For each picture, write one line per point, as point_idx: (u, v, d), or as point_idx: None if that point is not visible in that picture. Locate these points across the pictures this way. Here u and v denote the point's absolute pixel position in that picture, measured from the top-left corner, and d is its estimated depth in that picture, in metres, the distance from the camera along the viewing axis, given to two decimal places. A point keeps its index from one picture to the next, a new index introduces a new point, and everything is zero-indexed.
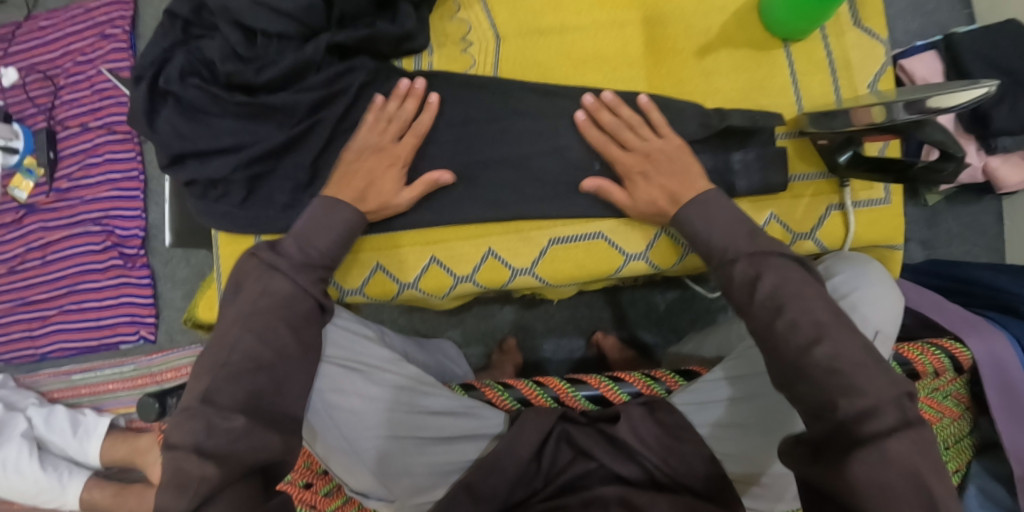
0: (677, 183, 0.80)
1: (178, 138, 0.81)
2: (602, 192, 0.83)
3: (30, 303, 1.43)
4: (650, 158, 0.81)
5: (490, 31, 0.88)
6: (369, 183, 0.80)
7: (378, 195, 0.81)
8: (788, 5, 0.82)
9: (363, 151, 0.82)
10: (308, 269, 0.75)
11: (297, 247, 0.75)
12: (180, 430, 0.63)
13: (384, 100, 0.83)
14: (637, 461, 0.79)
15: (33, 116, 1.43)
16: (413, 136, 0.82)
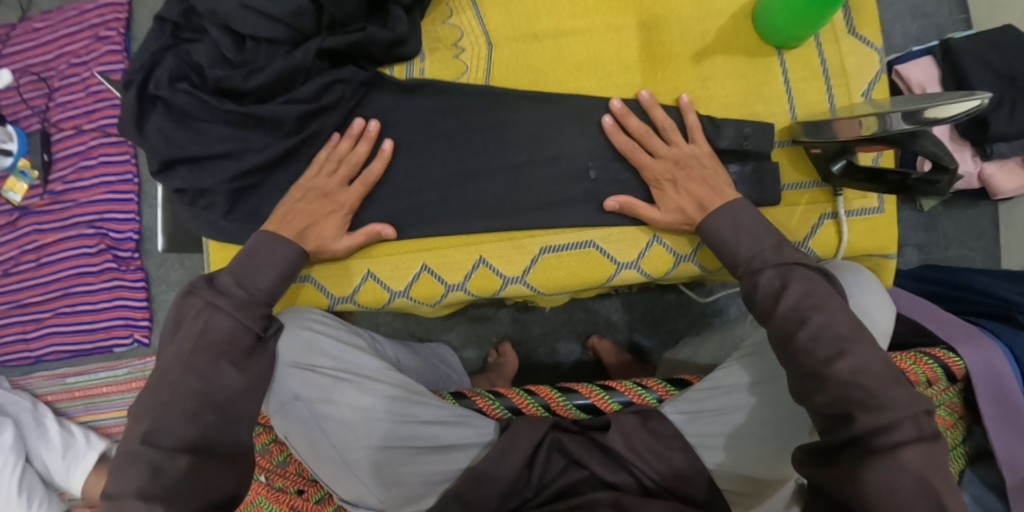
0: (704, 191, 0.79)
1: (167, 144, 0.81)
2: (628, 206, 0.82)
3: (25, 305, 1.42)
4: (678, 164, 0.81)
5: (482, 37, 0.88)
6: (311, 224, 0.80)
7: (319, 237, 0.80)
8: (783, 10, 0.81)
9: (309, 193, 0.81)
10: (249, 307, 0.74)
11: (238, 284, 0.74)
12: (122, 476, 0.65)
13: (337, 139, 0.83)
14: (629, 470, 0.79)
15: (27, 118, 1.43)
16: (362, 184, 0.82)
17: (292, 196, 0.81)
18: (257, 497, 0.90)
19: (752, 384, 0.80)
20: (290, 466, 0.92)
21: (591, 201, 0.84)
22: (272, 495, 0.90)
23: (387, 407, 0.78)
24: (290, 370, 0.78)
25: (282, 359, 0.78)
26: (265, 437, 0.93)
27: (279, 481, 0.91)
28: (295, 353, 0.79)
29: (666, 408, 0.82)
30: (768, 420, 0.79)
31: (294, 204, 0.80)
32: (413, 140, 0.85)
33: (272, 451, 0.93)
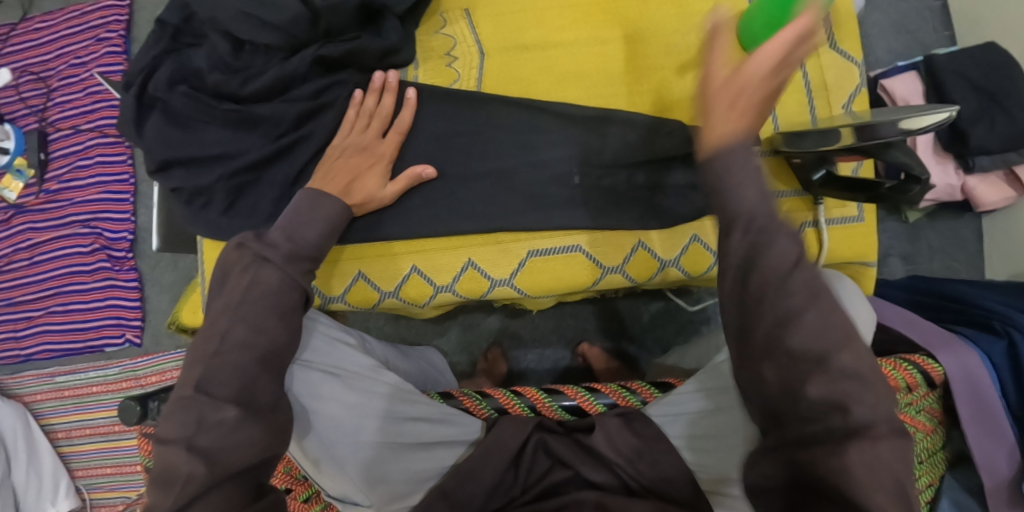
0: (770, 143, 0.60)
1: (164, 145, 0.82)
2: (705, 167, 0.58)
3: (16, 304, 1.43)
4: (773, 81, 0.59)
5: (474, 47, 0.89)
6: (356, 176, 0.80)
7: (363, 190, 0.80)
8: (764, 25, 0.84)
9: (347, 149, 0.81)
10: (297, 261, 0.71)
11: (286, 237, 0.71)
12: (172, 423, 0.63)
13: (362, 95, 0.83)
14: (613, 471, 0.80)
15: (25, 117, 1.44)
16: (397, 134, 0.83)
17: (329, 155, 0.81)
18: None
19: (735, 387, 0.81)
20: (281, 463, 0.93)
21: (575, 206, 0.84)
22: None
23: (373, 404, 0.79)
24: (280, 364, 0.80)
25: None
26: None
27: None
28: None
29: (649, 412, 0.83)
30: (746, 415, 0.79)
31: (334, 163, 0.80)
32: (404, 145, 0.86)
33: None
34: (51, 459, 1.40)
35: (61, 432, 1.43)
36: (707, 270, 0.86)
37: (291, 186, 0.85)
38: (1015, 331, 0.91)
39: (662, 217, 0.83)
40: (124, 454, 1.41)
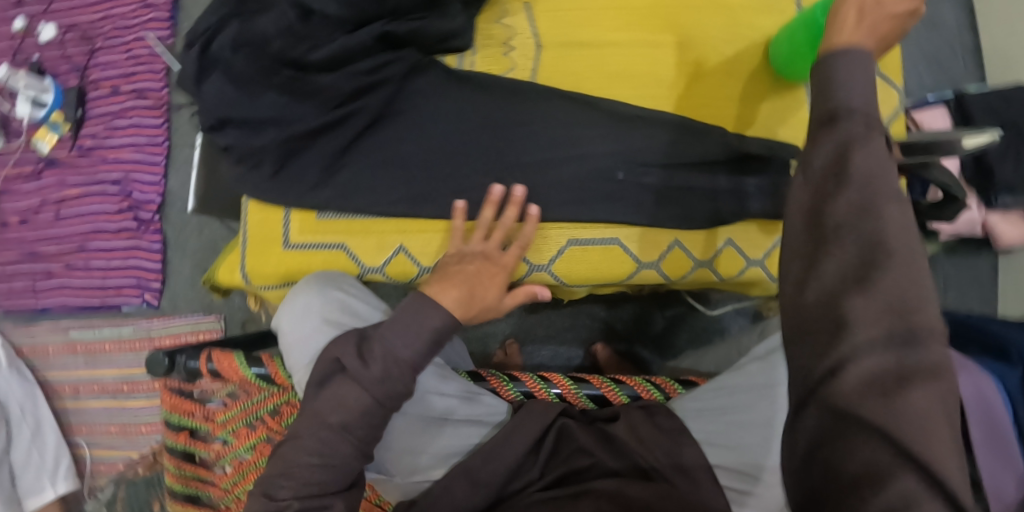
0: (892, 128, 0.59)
1: (223, 104, 0.84)
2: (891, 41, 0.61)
3: (37, 256, 1.44)
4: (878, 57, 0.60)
5: (531, 39, 0.92)
6: (475, 287, 0.77)
7: (482, 302, 0.77)
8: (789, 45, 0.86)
9: (471, 258, 0.80)
10: (387, 385, 0.70)
11: (381, 359, 0.70)
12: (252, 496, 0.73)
13: (485, 210, 0.82)
14: (632, 461, 0.81)
15: (66, 73, 1.46)
16: (517, 248, 0.81)
17: (448, 261, 0.80)
18: (261, 458, 0.95)
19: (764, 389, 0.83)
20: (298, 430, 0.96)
21: (619, 201, 0.85)
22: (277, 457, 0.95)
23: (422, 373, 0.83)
24: (323, 326, 0.80)
25: (315, 315, 0.81)
26: (274, 399, 0.94)
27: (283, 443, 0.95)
28: (329, 310, 0.81)
29: (676, 404, 0.85)
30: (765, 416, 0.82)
31: (452, 270, 0.78)
32: (457, 126, 0.87)
33: (282, 413, 0.94)
34: (54, 441, 1.39)
35: (68, 387, 1.44)
36: (739, 273, 0.88)
37: (338, 157, 0.86)
38: None
39: (700, 218, 0.85)
40: (129, 414, 1.42)
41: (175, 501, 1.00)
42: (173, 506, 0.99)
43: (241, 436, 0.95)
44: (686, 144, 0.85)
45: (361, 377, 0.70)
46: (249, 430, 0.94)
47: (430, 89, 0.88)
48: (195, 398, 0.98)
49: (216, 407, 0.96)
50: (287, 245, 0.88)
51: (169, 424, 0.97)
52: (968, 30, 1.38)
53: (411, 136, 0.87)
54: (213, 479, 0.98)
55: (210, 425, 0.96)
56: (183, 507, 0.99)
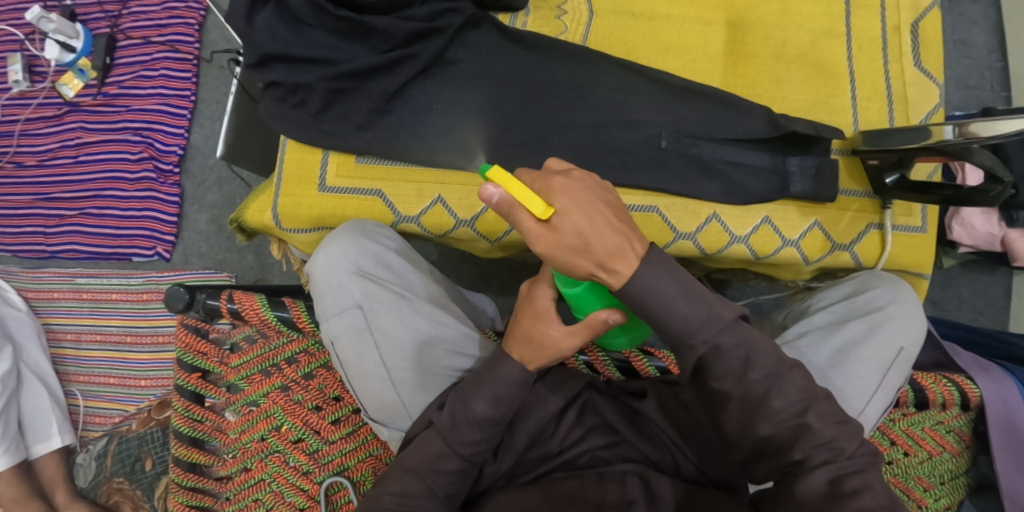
0: (611, 245, 0.60)
1: (271, 39, 0.83)
2: (502, 204, 0.59)
3: (52, 200, 1.44)
4: (562, 213, 0.59)
5: (584, 5, 0.92)
6: (528, 335, 0.71)
7: (549, 345, 0.70)
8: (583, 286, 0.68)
9: (524, 311, 0.73)
10: (464, 427, 0.72)
11: (459, 404, 0.73)
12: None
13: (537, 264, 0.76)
14: (659, 446, 0.80)
15: (98, 21, 1.45)
16: (545, 283, 0.73)
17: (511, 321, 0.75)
18: (273, 406, 0.94)
19: (837, 352, 0.80)
20: (313, 381, 0.94)
21: (660, 170, 0.86)
22: (288, 407, 0.94)
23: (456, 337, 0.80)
24: (353, 277, 0.78)
25: (346, 264, 0.79)
26: (293, 346, 0.95)
27: (299, 394, 0.94)
28: (362, 260, 0.80)
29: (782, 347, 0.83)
30: (840, 372, 0.79)
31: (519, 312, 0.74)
32: (506, 84, 0.88)
33: (299, 362, 0.95)
34: (60, 393, 1.40)
35: (70, 335, 1.43)
36: (773, 252, 0.88)
37: (387, 102, 0.87)
38: None
39: (736, 192, 0.86)
40: (128, 367, 1.40)
41: (179, 447, 0.95)
42: (177, 451, 0.95)
43: (255, 382, 0.94)
44: (726, 118, 0.87)
45: (441, 422, 0.73)
46: (262, 376, 0.94)
47: (484, 44, 0.89)
48: (210, 340, 0.97)
49: (231, 351, 0.96)
50: (323, 187, 0.88)
51: (181, 362, 0.95)
52: (997, 53, 1.40)
53: (457, 93, 0.88)
54: (220, 426, 0.96)
55: (223, 369, 0.95)
56: (187, 452, 0.95)
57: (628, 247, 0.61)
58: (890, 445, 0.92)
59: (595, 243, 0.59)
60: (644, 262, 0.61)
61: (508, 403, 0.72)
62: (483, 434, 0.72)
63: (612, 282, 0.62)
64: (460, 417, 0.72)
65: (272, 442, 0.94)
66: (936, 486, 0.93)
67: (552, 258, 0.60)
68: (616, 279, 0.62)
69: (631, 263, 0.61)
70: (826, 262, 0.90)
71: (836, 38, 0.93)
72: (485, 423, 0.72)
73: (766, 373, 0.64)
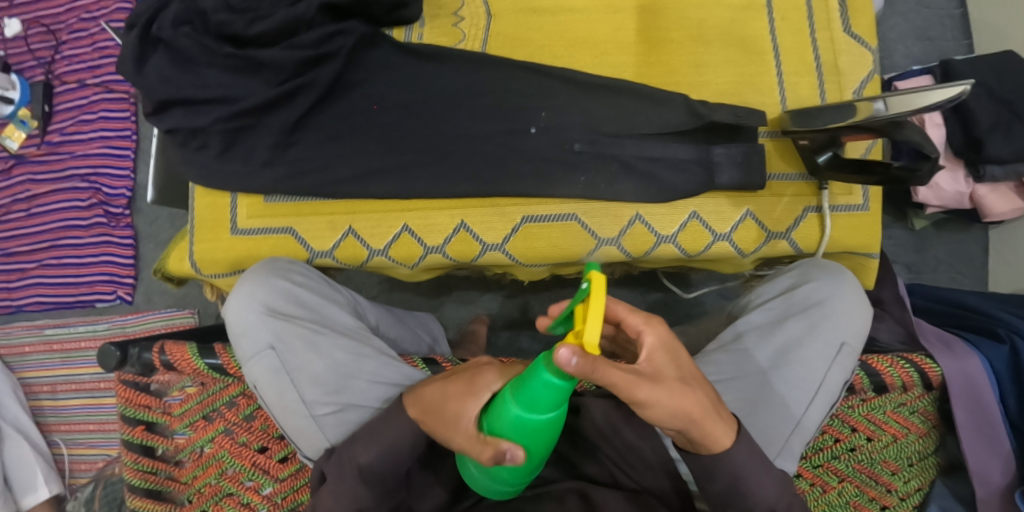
0: (708, 393, 0.59)
1: (165, 84, 0.81)
2: (591, 359, 0.50)
3: (10, 254, 1.43)
4: (659, 354, 0.58)
5: (482, 8, 0.86)
6: (447, 419, 0.62)
7: (451, 437, 0.61)
8: (539, 409, 0.56)
9: (461, 393, 0.62)
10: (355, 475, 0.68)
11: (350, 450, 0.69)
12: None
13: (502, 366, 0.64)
14: (601, 461, 0.77)
15: (32, 69, 1.44)
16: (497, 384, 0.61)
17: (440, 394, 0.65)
18: (220, 450, 0.93)
19: (768, 369, 0.76)
20: (255, 422, 0.93)
21: (577, 174, 0.81)
22: (235, 450, 0.92)
23: (378, 368, 0.78)
24: (263, 316, 0.76)
25: (256, 304, 0.77)
26: (230, 390, 0.94)
27: (244, 435, 0.93)
28: (272, 298, 0.78)
29: (718, 352, 0.79)
30: (772, 389, 0.74)
31: (450, 390, 0.64)
32: (407, 102, 0.84)
33: (239, 404, 0.93)
34: (43, 444, 1.40)
35: (45, 386, 1.43)
36: (704, 249, 0.82)
37: (290, 134, 0.83)
38: (1018, 337, 0.88)
39: (663, 191, 0.80)
40: (106, 412, 1.40)
41: (135, 498, 0.95)
42: (134, 503, 0.95)
43: (198, 428, 0.93)
44: (643, 112, 0.81)
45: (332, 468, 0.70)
46: (205, 422, 0.93)
47: (382, 62, 0.84)
48: (152, 391, 0.96)
49: (174, 401, 0.95)
50: (236, 230, 0.86)
51: (124, 417, 0.94)
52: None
53: (363, 117, 0.84)
54: (174, 474, 0.96)
55: (168, 418, 0.95)
56: (142, 503, 0.95)
57: (715, 404, 0.60)
58: (852, 432, 0.87)
59: (693, 388, 0.58)
60: (732, 413, 0.62)
61: (402, 457, 0.68)
62: (370, 488, 0.68)
63: (707, 438, 0.60)
64: (346, 466, 0.69)
65: (225, 486, 0.93)
66: (905, 469, 0.88)
67: (661, 407, 0.55)
68: (709, 436, 0.60)
69: (723, 417, 0.61)
70: (764, 253, 0.84)
71: (757, 11, 0.86)
72: (371, 475, 0.68)
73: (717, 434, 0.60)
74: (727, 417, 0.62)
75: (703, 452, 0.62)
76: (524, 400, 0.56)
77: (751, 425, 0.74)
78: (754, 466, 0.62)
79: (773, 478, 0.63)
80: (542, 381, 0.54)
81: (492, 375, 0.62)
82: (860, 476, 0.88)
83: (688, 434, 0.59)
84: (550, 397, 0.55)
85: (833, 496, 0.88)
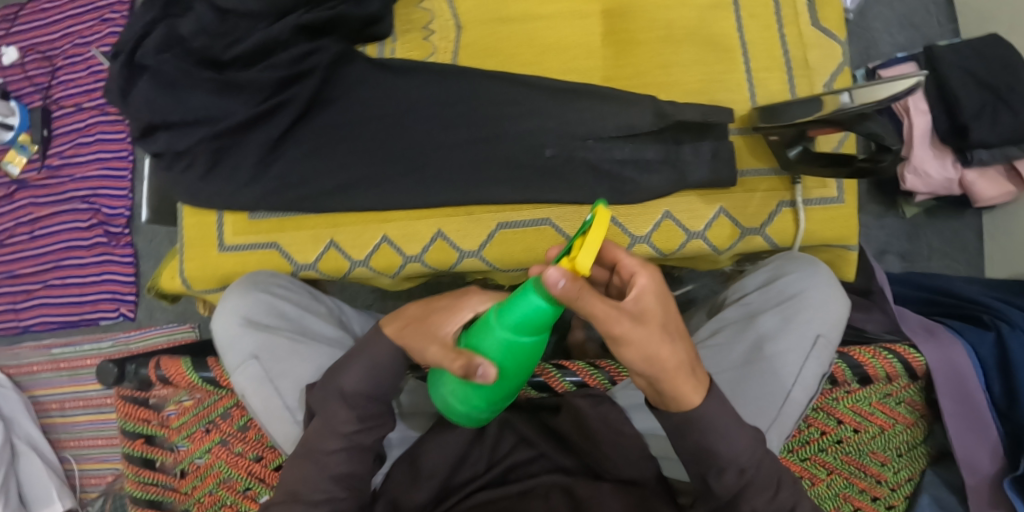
0: (687, 347, 0.57)
1: (150, 109, 0.82)
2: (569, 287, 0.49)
3: (16, 276, 1.47)
4: (648, 296, 0.54)
5: (451, 20, 0.88)
6: (429, 329, 0.61)
7: (427, 349, 0.60)
8: (522, 331, 0.55)
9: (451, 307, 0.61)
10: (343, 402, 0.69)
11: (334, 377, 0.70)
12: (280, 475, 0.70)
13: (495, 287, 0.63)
14: (579, 455, 0.79)
15: (31, 95, 1.47)
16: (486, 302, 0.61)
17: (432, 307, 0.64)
18: (218, 460, 0.95)
19: (743, 364, 0.77)
20: (249, 431, 0.95)
21: (551, 179, 0.82)
22: (231, 460, 0.94)
23: None
24: (244, 328, 0.78)
25: (236, 318, 0.79)
26: (225, 401, 0.96)
27: (239, 445, 0.95)
28: (252, 311, 0.79)
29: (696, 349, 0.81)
30: (746, 383, 0.76)
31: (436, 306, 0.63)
32: (384, 115, 0.85)
33: (233, 415, 0.96)
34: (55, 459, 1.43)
35: (53, 403, 1.46)
36: (680, 247, 0.83)
37: (270, 151, 0.85)
38: (1002, 324, 0.88)
39: (636, 192, 0.81)
40: (113, 427, 1.43)
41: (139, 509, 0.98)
42: None
43: (196, 439, 0.95)
44: (614, 114, 0.82)
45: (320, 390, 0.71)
46: (201, 433, 0.95)
47: (357, 78, 0.86)
48: (150, 406, 0.98)
49: (171, 414, 0.98)
50: (222, 247, 0.88)
51: (124, 431, 0.97)
52: None
53: (340, 132, 0.86)
54: (172, 485, 0.98)
55: (166, 431, 0.97)
56: None
57: (691, 357, 0.58)
58: (838, 424, 0.87)
59: (674, 335, 0.56)
60: (705, 372, 0.60)
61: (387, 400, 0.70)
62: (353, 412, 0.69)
63: (676, 393, 0.58)
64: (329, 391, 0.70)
65: (222, 495, 0.94)
66: (894, 459, 0.88)
67: (637, 350, 0.53)
68: (682, 388, 0.58)
69: (696, 373, 0.59)
70: (739, 249, 0.84)
71: (725, 10, 0.87)
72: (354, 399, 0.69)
73: (689, 394, 0.59)
74: (701, 375, 0.61)
75: (671, 405, 0.60)
76: (508, 318, 0.55)
77: (740, 400, 0.75)
78: (731, 456, 0.61)
79: (744, 434, 0.62)
80: (530, 303, 0.53)
81: (480, 299, 0.61)
82: (849, 468, 0.88)
83: (658, 386, 0.58)
84: (536, 321, 0.54)
85: (822, 488, 0.87)
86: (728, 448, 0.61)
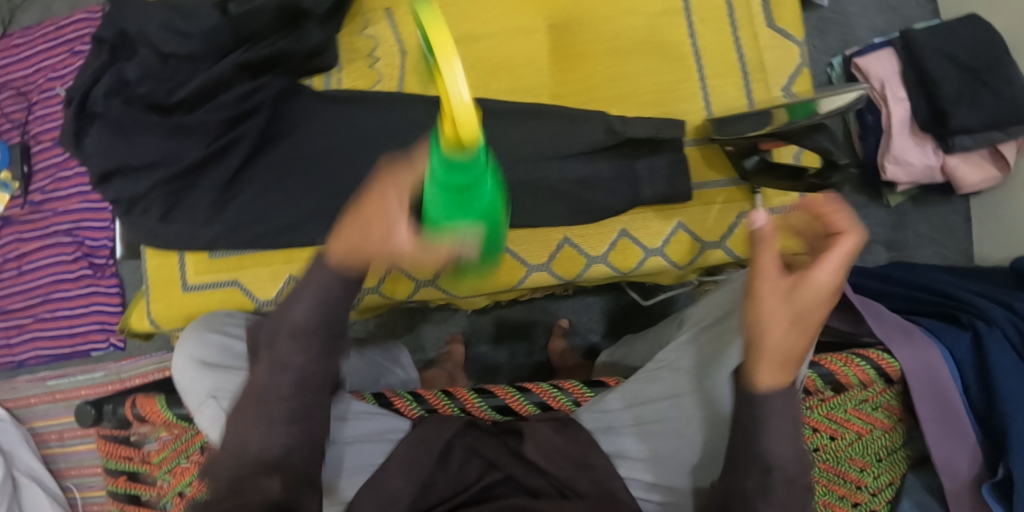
0: (799, 344, 0.60)
1: (101, 156, 0.80)
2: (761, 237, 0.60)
3: (7, 311, 1.47)
4: (812, 280, 0.59)
5: (394, 46, 0.94)
6: (365, 227, 0.53)
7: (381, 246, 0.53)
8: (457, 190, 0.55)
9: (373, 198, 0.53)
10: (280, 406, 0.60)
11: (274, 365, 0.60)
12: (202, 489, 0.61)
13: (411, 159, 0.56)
14: (546, 476, 0.76)
15: (7, 131, 1.47)
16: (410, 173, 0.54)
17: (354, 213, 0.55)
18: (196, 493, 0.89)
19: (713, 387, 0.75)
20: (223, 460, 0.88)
21: (507, 204, 0.80)
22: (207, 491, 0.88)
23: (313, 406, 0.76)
24: (199, 370, 0.77)
25: (191, 360, 0.78)
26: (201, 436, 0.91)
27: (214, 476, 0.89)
28: (206, 352, 0.78)
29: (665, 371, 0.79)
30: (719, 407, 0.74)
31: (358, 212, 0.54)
32: (337, 148, 0.85)
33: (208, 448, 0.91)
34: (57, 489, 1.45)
35: (53, 434, 1.48)
36: (638, 265, 0.82)
37: (225, 191, 0.84)
38: (978, 324, 0.86)
39: (593, 212, 0.80)
40: None
41: None
42: None
43: (177, 474, 0.92)
44: (566, 134, 0.79)
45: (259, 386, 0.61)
46: (182, 467, 0.91)
47: (306, 111, 0.86)
48: (132, 443, 1.00)
49: (152, 449, 0.98)
50: (186, 286, 0.89)
51: (108, 469, 0.99)
52: None
53: (296, 165, 0.85)
54: None
55: (147, 467, 0.98)
56: None
57: (799, 355, 0.60)
58: (814, 433, 0.85)
59: (801, 317, 0.59)
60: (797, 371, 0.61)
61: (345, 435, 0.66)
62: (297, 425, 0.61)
63: (764, 375, 0.60)
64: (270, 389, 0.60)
65: None
66: (873, 464, 0.86)
67: (757, 309, 0.59)
68: (772, 370, 0.60)
69: (788, 365, 0.61)
70: (700, 263, 0.84)
71: (677, 15, 0.84)
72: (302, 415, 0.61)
73: (766, 380, 0.61)
74: (789, 372, 0.61)
75: (744, 384, 0.62)
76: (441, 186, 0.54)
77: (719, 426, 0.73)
78: (777, 454, 0.61)
79: (794, 444, 0.61)
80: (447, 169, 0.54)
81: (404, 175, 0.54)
82: (828, 475, 0.85)
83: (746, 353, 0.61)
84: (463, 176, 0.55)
85: None
86: (775, 447, 0.61)
